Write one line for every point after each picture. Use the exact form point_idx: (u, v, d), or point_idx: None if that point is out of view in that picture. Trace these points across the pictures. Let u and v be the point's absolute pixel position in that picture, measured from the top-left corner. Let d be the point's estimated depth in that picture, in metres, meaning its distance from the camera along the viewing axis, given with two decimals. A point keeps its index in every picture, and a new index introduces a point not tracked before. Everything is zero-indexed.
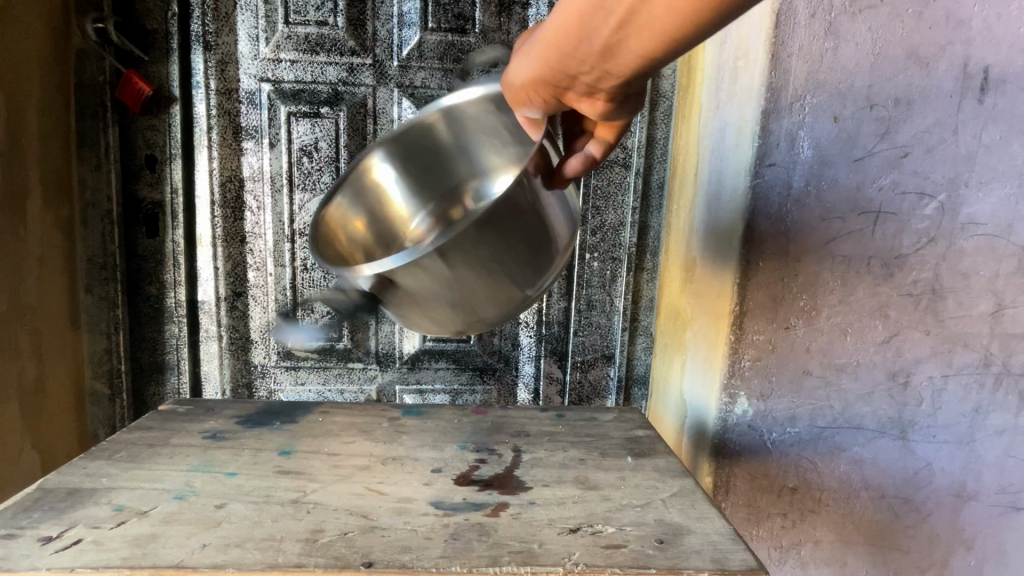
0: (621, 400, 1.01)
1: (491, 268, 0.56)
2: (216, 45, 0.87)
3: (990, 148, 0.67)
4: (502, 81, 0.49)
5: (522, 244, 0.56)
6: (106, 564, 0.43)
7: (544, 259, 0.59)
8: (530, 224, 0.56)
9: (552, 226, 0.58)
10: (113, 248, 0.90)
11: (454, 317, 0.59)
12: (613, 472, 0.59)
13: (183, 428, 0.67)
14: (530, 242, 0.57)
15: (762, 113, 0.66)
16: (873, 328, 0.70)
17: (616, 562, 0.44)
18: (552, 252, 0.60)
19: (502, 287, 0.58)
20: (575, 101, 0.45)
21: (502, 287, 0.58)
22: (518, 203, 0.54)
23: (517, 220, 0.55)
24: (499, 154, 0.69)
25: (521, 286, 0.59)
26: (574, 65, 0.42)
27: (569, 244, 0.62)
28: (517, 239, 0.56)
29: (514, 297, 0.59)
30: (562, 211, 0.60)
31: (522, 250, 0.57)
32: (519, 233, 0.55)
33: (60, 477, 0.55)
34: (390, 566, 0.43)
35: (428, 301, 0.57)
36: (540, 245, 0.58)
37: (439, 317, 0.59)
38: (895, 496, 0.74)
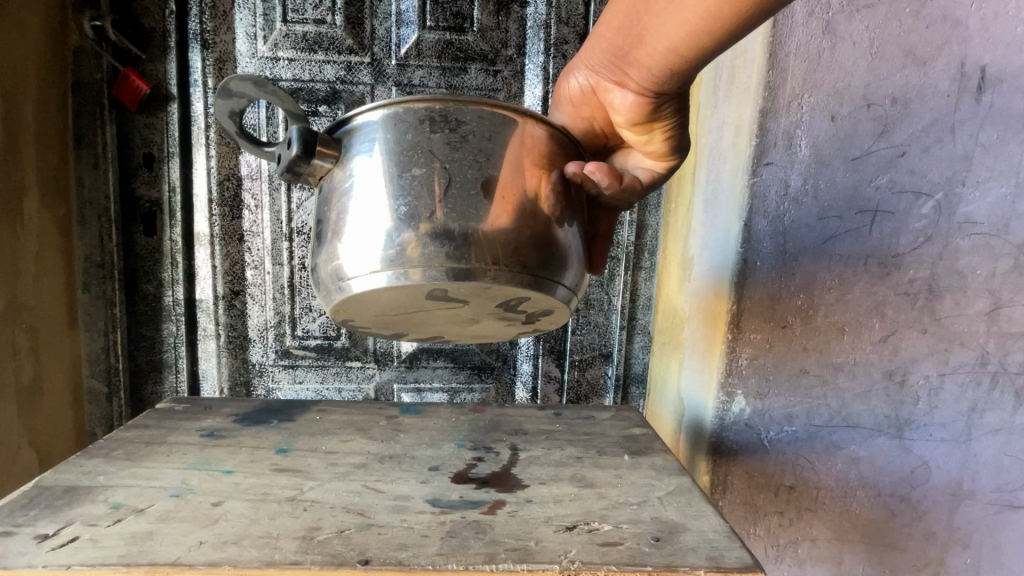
0: (618, 399, 1.01)
1: (452, 196, 0.45)
2: (213, 43, 0.87)
3: (988, 148, 0.67)
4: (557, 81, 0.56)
5: (508, 199, 0.45)
6: (102, 561, 0.43)
7: (525, 242, 0.45)
8: (524, 177, 0.47)
9: (551, 211, 0.47)
10: (110, 247, 0.90)
11: (377, 239, 0.45)
12: (610, 470, 0.59)
13: (180, 427, 0.67)
14: (512, 206, 0.46)
15: (761, 113, 0.66)
16: (870, 327, 0.70)
17: (612, 560, 0.44)
18: (536, 244, 0.46)
19: (455, 225, 0.44)
20: (610, 92, 0.50)
21: (457, 234, 0.44)
22: (523, 142, 0.47)
23: (514, 163, 0.46)
24: None
25: (476, 251, 0.44)
26: (608, 61, 0.49)
27: (563, 249, 0.48)
28: (503, 190, 0.46)
29: (467, 246, 0.44)
30: (568, 216, 0.49)
31: (506, 205, 0.45)
32: (506, 180, 0.46)
33: (56, 476, 0.55)
34: (386, 563, 0.43)
35: (363, 203, 0.46)
36: (522, 214, 0.46)
37: (359, 240, 0.46)
38: (891, 495, 0.74)
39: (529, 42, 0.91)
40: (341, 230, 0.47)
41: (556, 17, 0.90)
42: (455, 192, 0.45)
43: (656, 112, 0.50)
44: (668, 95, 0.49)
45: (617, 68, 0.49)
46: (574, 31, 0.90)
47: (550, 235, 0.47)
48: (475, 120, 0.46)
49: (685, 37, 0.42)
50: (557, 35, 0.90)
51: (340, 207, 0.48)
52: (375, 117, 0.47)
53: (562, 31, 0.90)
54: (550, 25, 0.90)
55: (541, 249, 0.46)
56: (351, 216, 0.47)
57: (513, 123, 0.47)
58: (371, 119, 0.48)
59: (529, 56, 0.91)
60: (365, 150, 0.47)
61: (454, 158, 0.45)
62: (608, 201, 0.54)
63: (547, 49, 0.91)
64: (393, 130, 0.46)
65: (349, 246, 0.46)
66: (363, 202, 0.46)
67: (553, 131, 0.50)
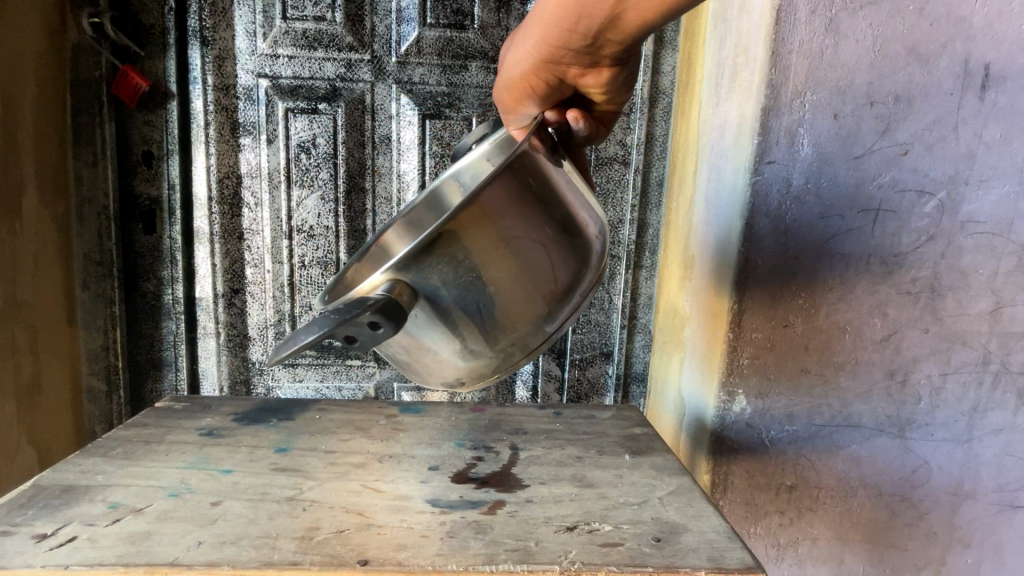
0: (619, 398, 1.01)
1: (500, 264, 0.50)
2: (213, 40, 0.86)
3: (991, 146, 0.67)
4: (501, 81, 0.55)
5: (537, 239, 0.51)
6: (100, 561, 0.43)
7: (569, 241, 0.53)
8: (528, 207, 0.50)
9: (571, 219, 0.54)
10: (109, 244, 0.89)
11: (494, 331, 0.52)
12: (611, 470, 0.59)
13: (180, 426, 0.67)
14: (534, 232, 0.51)
15: (762, 111, 0.66)
16: (871, 327, 0.70)
17: (613, 561, 0.44)
18: (574, 233, 0.54)
19: (515, 291, 0.51)
20: (580, 75, 0.52)
21: (527, 286, 0.51)
22: (533, 205, 0.50)
23: (525, 213, 0.50)
24: None
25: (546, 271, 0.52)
26: (574, 53, 0.50)
27: (595, 246, 0.57)
28: (516, 230, 0.49)
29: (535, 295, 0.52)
30: (586, 208, 0.56)
31: (541, 252, 0.51)
32: (512, 220, 0.49)
33: (55, 474, 0.55)
34: (386, 564, 0.43)
35: (455, 313, 0.51)
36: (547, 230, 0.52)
37: (473, 337, 0.52)
38: (892, 495, 0.74)
39: None
40: (444, 341, 0.52)
41: None
42: (505, 272, 0.50)
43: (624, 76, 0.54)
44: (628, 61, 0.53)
45: (586, 55, 0.50)
46: None
47: (586, 251, 0.56)
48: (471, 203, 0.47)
49: (670, 9, 0.45)
50: None
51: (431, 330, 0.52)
52: (429, 270, 0.48)
53: None
54: None
55: (583, 239, 0.55)
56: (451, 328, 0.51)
57: (516, 194, 0.49)
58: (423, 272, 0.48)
59: None
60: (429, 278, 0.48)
61: (456, 231, 0.47)
62: (579, 147, 0.60)
63: None
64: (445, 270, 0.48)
65: (460, 350, 0.53)
66: (455, 325, 0.51)
67: (543, 166, 0.51)
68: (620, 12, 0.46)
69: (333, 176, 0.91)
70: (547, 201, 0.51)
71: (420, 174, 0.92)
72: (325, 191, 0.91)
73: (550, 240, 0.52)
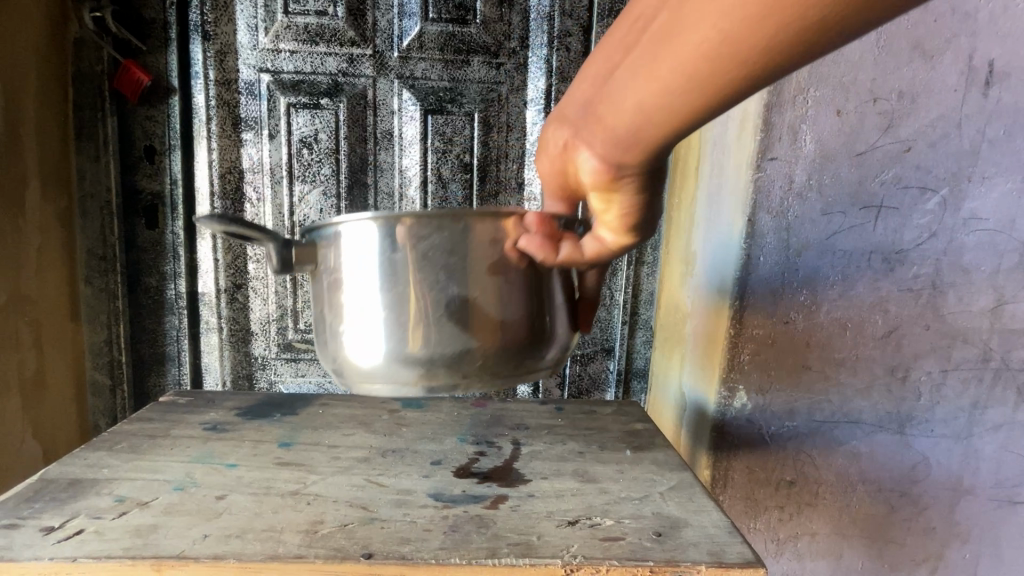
0: (620, 394, 1.01)
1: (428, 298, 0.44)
2: (215, 34, 0.86)
3: (994, 143, 0.67)
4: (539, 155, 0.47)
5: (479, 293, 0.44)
6: (108, 553, 0.43)
7: (508, 344, 0.46)
8: (487, 279, 0.44)
9: (541, 312, 0.47)
10: (112, 239, 0.90)
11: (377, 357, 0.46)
12: (612, 465, 0.59)
13: (184, 420, 0.67)
14: (480, 311, 0.44)
15: (765, 107, 0.66)
16: (872, 324, 0.70)
17: (614, 555, 0.44)
18: (522, 344, 0.46)
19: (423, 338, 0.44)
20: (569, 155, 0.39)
21: (431, 334, 0.44)
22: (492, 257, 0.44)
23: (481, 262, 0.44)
24: None
25: (468, 365, 0.45)
26: (574, 118, 0.38)
27: (530, 354, 0.47)
28: (465, 297, 0.44)
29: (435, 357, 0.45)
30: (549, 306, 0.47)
31: (469, 313, 0.44)
32: (466, 287, 0.44)
33: (62, 468, 0.55)
34: (389, 558, 0.43)
35: (363, 298, 0.46)
36: (491, 319, 0.45)
37: (366, 347, 0.46)
38: (891, 490, 0.74)
39: (532, 34, 0.90)
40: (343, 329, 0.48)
41: (560, 9, 0.89)
42: (427, 303, 0.44)
43: (646, 189, 0.38)
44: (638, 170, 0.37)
45: (580, 126, 0.38)
46: (578, 24, 0.89)
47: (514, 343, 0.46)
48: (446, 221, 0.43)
49: (674, 95, 0.31)
50: (562, 27, 0.89)
51: (337, 307, 0.48)
52: (358, 232, 0.45)
53: (565, 24, 0.89)
54: (554, 17, 0.89)
55: (534, 346, 0.47)
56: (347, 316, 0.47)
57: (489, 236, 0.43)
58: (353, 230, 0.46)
59: (532, 47, 0.90)
60: (352, 249, 0.46)
61: (426, 239, 0.43)
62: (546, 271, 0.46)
63: (551, 41, 0.90)
64: (372, 244, 0.45)
65: (352, 344, 0.47)
66: (357, 307, 0.47)
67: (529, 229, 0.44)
68: (622, 78, 0.33)
69: (335, 171, 0.91)
70: (512, 275, 0.45)
71: (422, 170, 0.92)
72: (327, 186, 0.91)
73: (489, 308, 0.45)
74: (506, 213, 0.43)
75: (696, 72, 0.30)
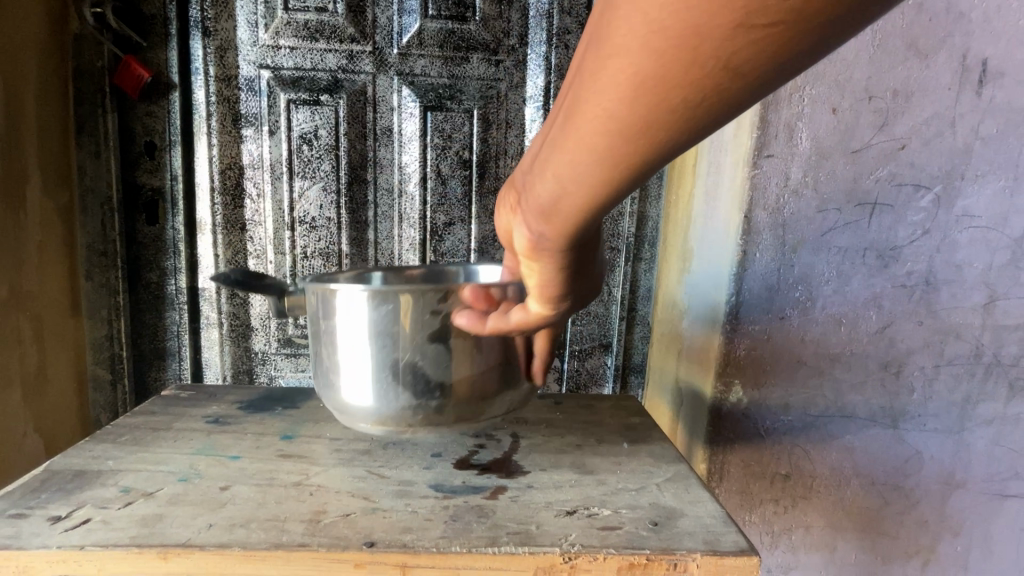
0: (618, 388, 1.02)
1: (400, 365, 0.49)
2: (214, 30, 0.86)
3: (987, 141, 0.68)
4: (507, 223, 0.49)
5: (439, 360, 0.49)
6: (115, 542, 0.44)
7: (447, 405, 0.50)
8: (428, 348, 0.49)
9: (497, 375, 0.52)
10: (112, 235, 0.90)
11: (345, 401, 0.53)
12: (609, 458, 0.60)
13: (187, 413, 0.68)
14: (422, 375, 0.49)
15: (762, 105, 0.66)
16: (866, 320, 0.71)
17: (611, 543, 0.45)
18: (462, 406, 0.51)
19: (393, 396, 0.50)
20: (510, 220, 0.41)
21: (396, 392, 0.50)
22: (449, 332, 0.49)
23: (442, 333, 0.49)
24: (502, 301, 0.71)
25: (411, 419, 0.51)
26: (515, 187, 0.40)
27: (484, 412, 0.52)
28: (409, 364, 0.49)
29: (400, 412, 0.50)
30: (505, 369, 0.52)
31: (431, 376, 0.50)
32: (410, 354, 0.49)
33: (67, 460, 0.56)
34: (392, 546, 0.44)
35: (349, 357, 0.51)
36: (432, 383, 0.50)
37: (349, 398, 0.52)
38: (884, 484, 0.76)
39: (532, 32, 0.90)
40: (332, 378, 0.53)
41: (559, 7, 0.89)
42: (398, 368, 0.49)
43: (569, 256, 0.39)
44: (567, 239, 0.38)
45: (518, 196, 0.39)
46: (576, 21, 0.90)
47: (471, 402, 0.51)
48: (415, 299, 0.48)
49: (583, 170, 0.32)
50: (561, 24, 0.90)
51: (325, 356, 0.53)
52: (350, 303, 0.50)
53: (564, 21, 0.90)
54: (553, 15, 0.89)
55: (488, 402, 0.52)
56: (327, 361, 0.53)
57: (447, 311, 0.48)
58: (344, 301, 0.50)
59: (531, 44, 0.91)
60: (343, 316, 0.51)
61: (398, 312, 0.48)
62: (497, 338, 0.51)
63: (550, 38, 0.90)
64: (361, 315, 0.49)
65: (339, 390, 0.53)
66: (345, 364, 0.52)
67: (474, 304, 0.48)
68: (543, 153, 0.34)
69: (335, 168, 0.91)
70: (458, 343, 0.49)
71: (421, 166, 0.92)
72: (327, 182, 0.91)
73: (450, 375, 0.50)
74: (449, 291, 0.48)
75: (603, 147, 0.30)
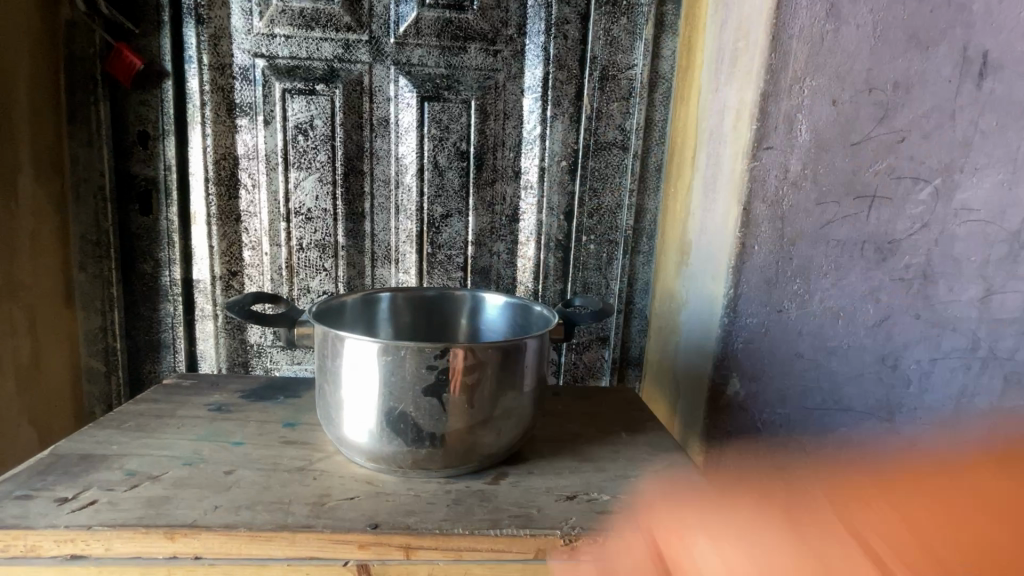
0: (615, 381, 1.01)
1: (395, 416, 0.49)
2: (209, 18, 0.86)
3: (986, 134, 0.68)
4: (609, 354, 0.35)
5: (432, 414, 0.49)
6: (123, 522, 0.43)
7: (438, 455, 0.50)
8: (422, 402, 0.49)
9: (489, 434, 0.51)
10: (106, 226, 0.89)
11: (340, 443, 0.53)
12: (609, 446, 0.60)
13: (189, 401, 0.67)
14: (415, 426, 0.49)
15: (762, 96, 0.66)
16: (864, 312, 0.71)
17: (611, 526, 0.45)
18: (452, 457, 0.51)
19: (386, 445, 0.50)
20: None
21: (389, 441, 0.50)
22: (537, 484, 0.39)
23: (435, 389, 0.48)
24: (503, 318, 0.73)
25: (402, 465, 0.51)
26: None
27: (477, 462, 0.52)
28: (403, 414, 0.49)
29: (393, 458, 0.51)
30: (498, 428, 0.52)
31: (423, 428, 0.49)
32: (405, 405, 0.49)
33: (70, 444, 0.56)
34: (395, 528, 0.44)
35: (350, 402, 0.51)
36: (424, 434, 0.49)
37: (346, 441, 0.52)
38: (880, 476, 0.76)
39: (530, 21, 0.90)
40: (332, 421, 0.53)
41: None
42: (393, 417, 0.49)
43: None
44: None
45: None
46: (575, 12, 0.89)
47: (462, 454, 0.51)
48: (413, 352, 0.48)
49: None
50: (559, 14, 0.89)
51: (327, 398, 0.53)
52: (359, 351, 0.49)
53: (563, 11, 0.89)
54: (551, 5, 0.89)
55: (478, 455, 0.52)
56: (326, 404, 0.53)
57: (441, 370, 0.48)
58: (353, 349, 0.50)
59: (529, 34, 0.90)
60: (350, 363, 0.50)
61: (397, 362, 0.48)
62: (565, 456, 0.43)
63: (548, 28, 0.90)
64: (369, 364, 0.49)
65: (338, 433, 0.53)
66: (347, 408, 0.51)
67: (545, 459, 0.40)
68: None
69: (331, 158, 0.91)
70: (452, 400, 0.49)
71: (419, 157, 0.92)
72: (323, 173, 0.90)
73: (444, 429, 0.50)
74: (445, 347, 0.48)
75: None
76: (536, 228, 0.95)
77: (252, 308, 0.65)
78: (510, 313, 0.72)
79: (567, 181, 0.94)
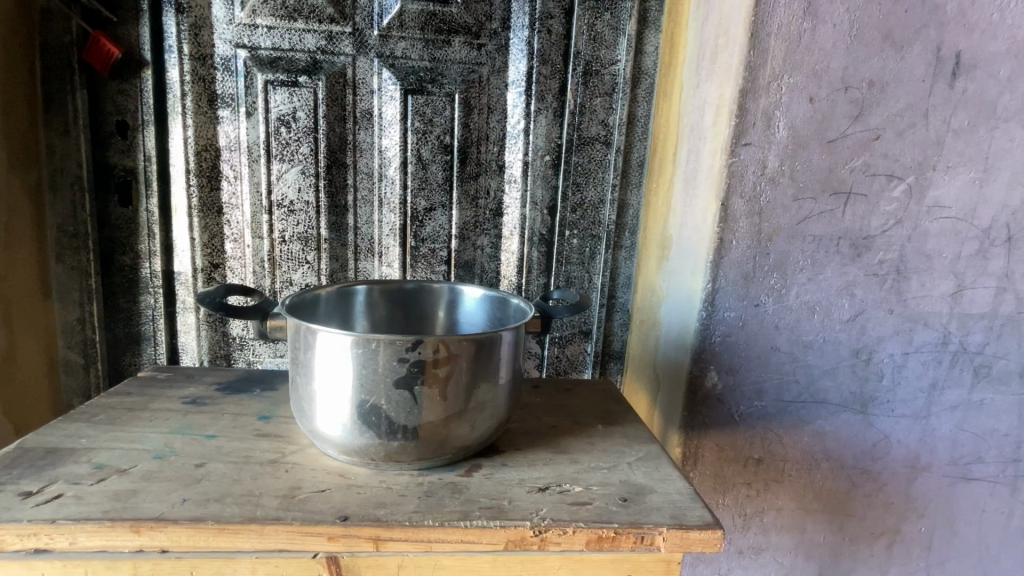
0: (597, 373, 1.02)
1: (367, 408, 0.50)
2: (189, 7, 0.85)
3: (959, 133, 0.69)
4: None
5: (405, 407, 0.49)
6: (87, 516, 0.43)
7: (411, 447, 0.51)
8: (394, 394, 0.49)
9: (462, 426, 0.52)
10: (83, 216, 0.88)
11: (313, 436, 0.53)
12: (584, 439, 0.61)
13: (163, 394, 0.67)
14: (387, 419, 0.50)
15: (740, 93, 0.67)
16: (839, 307, 0.73)
17: (581, 517, 0.46)
18: (426, 449, 0.51)
19: (359, 437, 0.51)
20: None
21: (362, 434, 0.50)
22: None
23: (408, 383, 0.49)
24: (480, 309, 0.73)
25: (374, 457, 0.51)
26: None
27: (450, 454, 0.53)
28: (375, 407, 0.49)
29: (366, 450, 0.51)
30: (470, 420, 0.52)
31: (396, 421, 0.50)
32: (377, 397, 0.49)
33: (39, 438, 0.55)
34: (365, 520, 0.45)
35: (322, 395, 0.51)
36: (397, 427, 0.50)
37: (319, 433, 0.53)
38: (853, 467, 0.78)
39: (515, 16, 0.90)
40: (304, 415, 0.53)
41: None
42: (366, 410, 0.50)
43: None
44: None
45: None
46: (559, 6, 0.89)
47: (435, 446, 0.51)
48: (387, 346, 0.48)
49: None
50: (545, 8, 0.89)
51: (299, 392, 0.53)
52: (331, 344, 0.50)
53: (548, 5, 0.89)
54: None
55: (451, 447, 0.52)
56: (299, 397, 0.54)
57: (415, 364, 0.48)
58: (325, 342, 0.50)
59: (515, 29, 0.90)
60: (321, 356, 0.50)
61: (369, 356, 0.49)
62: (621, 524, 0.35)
63: (534, 22, 0.90)
64: (340, 356, 0.49)
65: (311, 426, 0.53)
66: (318, 401, 0.52)
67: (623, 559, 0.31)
68: None
69: (314, 151, 0.90)
70: (424, 394, 0.49)
71: (402, 150, 0.92)
72: (306, 165, 0.90)
73: (417, 422, 0.50)
74: (417, 340, 0.48)
75: None
76: (520, 222, 0.95)
77: (224, 301, 0.65)
78: (488, 306, 0.72)
79: (550, 175, 0.94)
